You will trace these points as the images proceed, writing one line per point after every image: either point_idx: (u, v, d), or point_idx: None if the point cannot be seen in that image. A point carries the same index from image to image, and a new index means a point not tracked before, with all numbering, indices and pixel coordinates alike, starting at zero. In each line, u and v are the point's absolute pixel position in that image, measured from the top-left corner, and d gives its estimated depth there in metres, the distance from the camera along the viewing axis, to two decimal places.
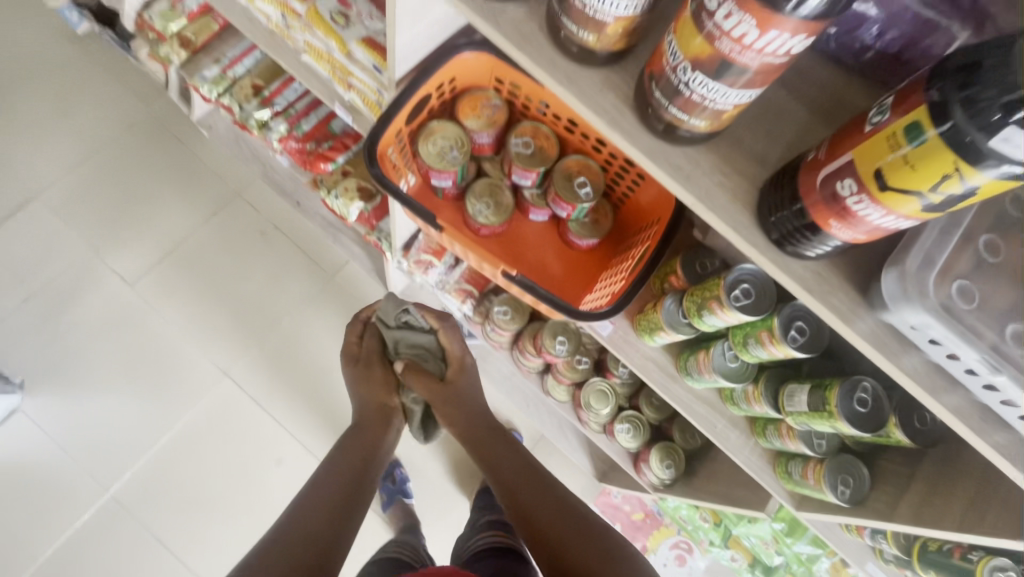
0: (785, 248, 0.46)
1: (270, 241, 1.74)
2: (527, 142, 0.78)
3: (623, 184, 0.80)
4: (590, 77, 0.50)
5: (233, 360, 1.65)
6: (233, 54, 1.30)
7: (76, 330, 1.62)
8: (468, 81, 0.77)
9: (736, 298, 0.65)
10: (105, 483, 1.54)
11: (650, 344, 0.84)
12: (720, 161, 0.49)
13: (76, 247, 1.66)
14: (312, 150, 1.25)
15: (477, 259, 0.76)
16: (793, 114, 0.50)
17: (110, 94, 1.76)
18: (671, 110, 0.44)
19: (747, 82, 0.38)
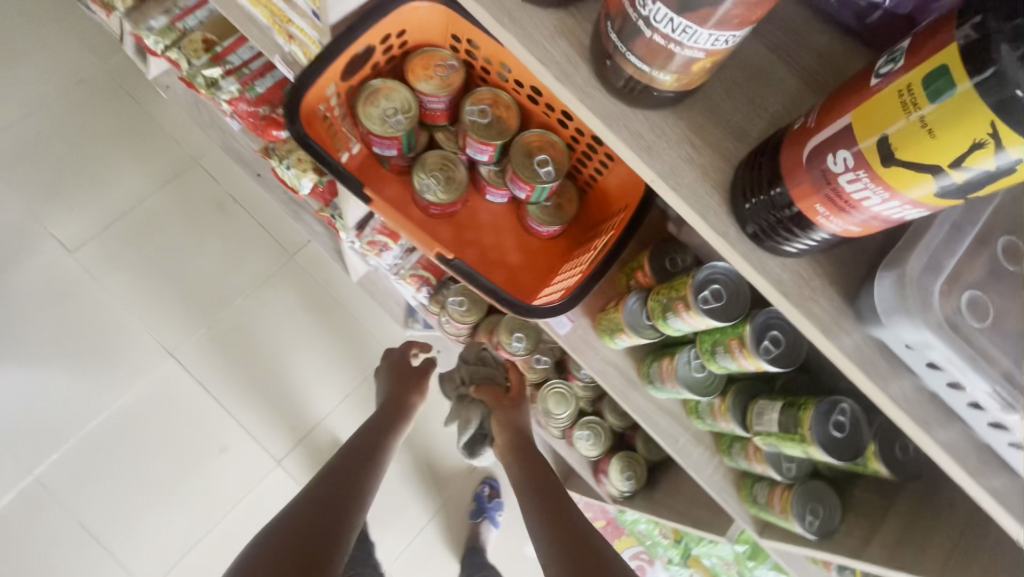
0: (760, 241, 0.38)
1: (228, 215, 1.62)
2: (484, 110, 0.69)
3: (591, 166, 0.71)
4: (539, 19, 0.41)
5: (179, 339, 1.53)
6: (187, 6, 1.19)
7: (7, 297, 1.49)
8: (420, 36, 0.67)
9: (705, 300, 0.57)
10: (30, 464, 1.42)
11: (612, 347, 0.75)
12: (689, 132, 0.40)
13: (12, 207, 1.53)
14: (265, 114, 1.14)
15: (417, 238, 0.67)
16: (782, 82, 0.42)
17: (59, 43, 1.62)
18: (630, 58, 0.35)
19: (722, 18, 0.29)
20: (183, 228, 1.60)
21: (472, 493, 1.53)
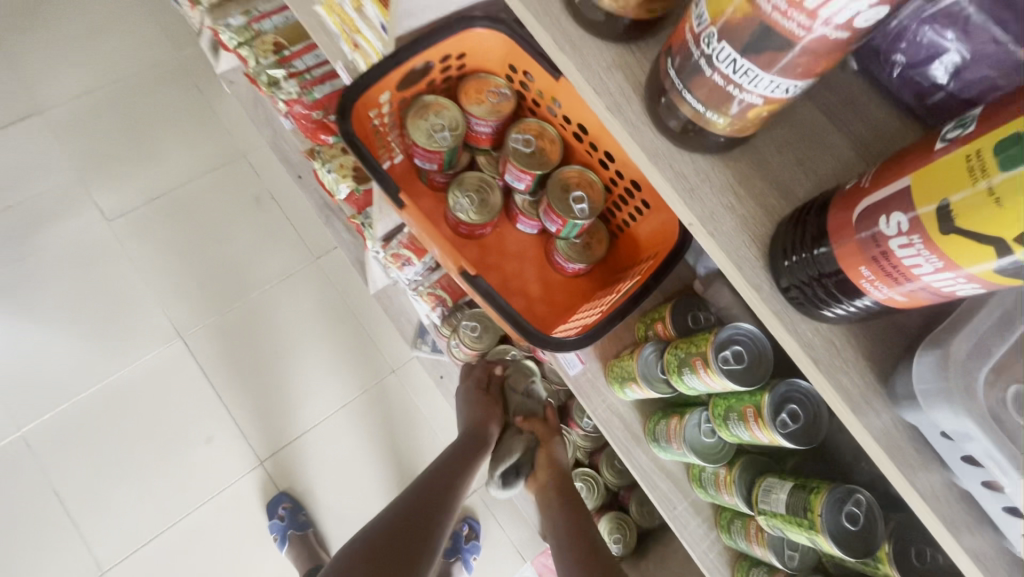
0: (798, 302, 0.36)
1: (263, 211, 1.66)
2: (528, 139, 0.70)
3: (625, 211, 0.71)
4: (599, 52, 0.41)
5: (190, 322, 1.54)
6: (265, 10, 1.26)
7: (40, 253, 1.53)
8: (479, 62, 0.69)
9: (725, 360, 0.55)
10: (21, 421, 1.42)
11: (620, 396, 0.73)
12: (735, 181, 0.40)
13: (65, 170, 1.60)
14: (318, 118, 1.19)
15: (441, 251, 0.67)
16: (835, 148, 0.41)
17: (145, 31, 1.74)
18: (685, 96, 0.36)
19: (787, 66, 0.29)
20: (216, 216, 1.64)
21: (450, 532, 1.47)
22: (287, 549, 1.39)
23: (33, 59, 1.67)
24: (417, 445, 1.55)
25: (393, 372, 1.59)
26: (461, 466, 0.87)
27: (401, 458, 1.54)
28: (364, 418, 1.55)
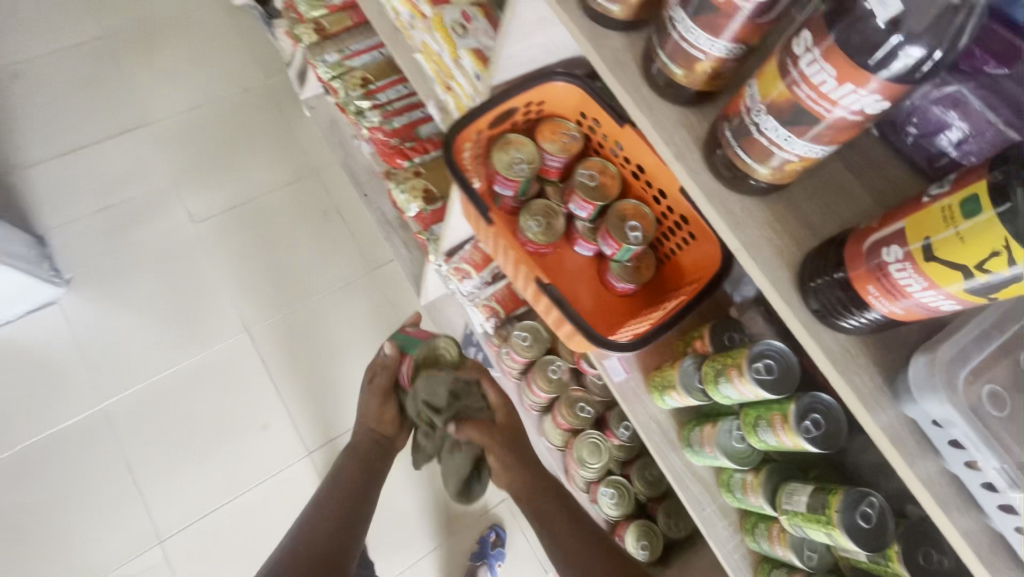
0: (821, 315, 0.46)
1: (329, 224, 1.83)
2: (593, 175, 0.82)
3: (673, 241, 0.81)
4: (669, 111, 0.52)
5: (257, 319, 1.70)
6: (356, 48, 1.44)
7: (133, 246, 1.72)
8: (555, 109, 0.82)
9: (757, 371, 0.63)
10: (103, 394, 1.57)
11: (659, 405, 0.82)
12: (773, 218, 0.50)
13: (162, 176, 1.81)
14: (395, 145, 1.33)
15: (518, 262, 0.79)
16: (856, 198, 0.51)
17: (241, 60, 1.97)
18: (739, 152, 0.46)
19: (816, 135, 0.40)
20: (288, 225, 1.81)
21: (477, 537, 1.53)
22: None
23: (146, 79, 1.90)
24: None
25: None
26: (358, 460, 1.10)
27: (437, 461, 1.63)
28: None
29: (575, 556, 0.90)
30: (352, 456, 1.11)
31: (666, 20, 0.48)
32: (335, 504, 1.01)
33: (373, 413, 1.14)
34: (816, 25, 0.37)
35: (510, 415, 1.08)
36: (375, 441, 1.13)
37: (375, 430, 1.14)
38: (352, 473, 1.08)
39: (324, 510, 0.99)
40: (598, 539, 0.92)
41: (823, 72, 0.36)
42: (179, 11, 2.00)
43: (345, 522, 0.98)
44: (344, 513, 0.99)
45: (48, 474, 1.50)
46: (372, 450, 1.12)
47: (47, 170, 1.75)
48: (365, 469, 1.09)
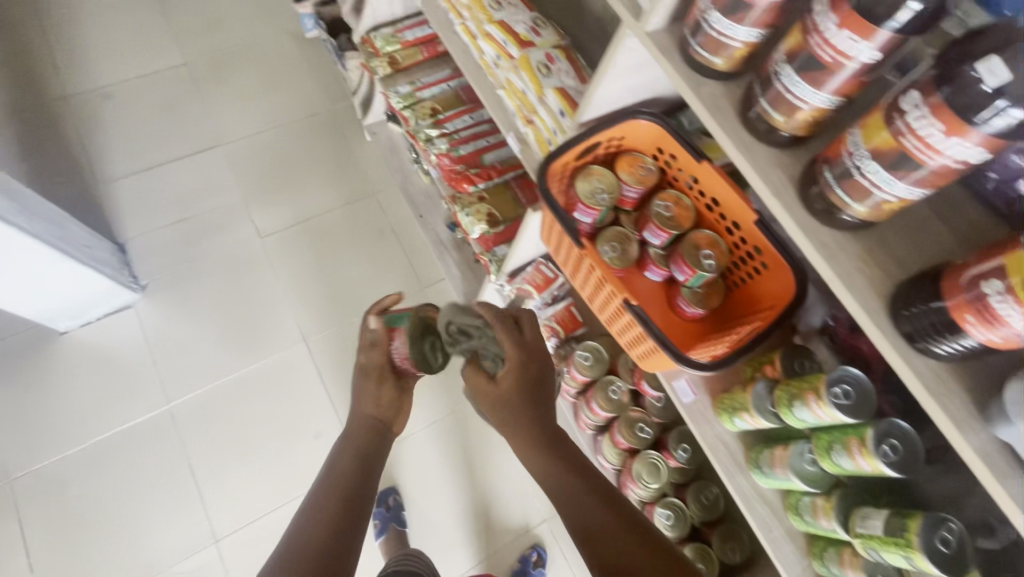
0: (914, 342, 0.50)
1: (385, 242, 1.91)
2: (668, 206, 0.87)
3: (743, 270, 0.86)
4: (765, 152, 0.58)
5: (315, 329, 1.78)
6: (427, 81, 1.55)
7: (204, 257, 1.83)
8: (634, 143, 0.88)
9: (835, 396, 0.66)
10: (170, 396, 1.65)
11: (727, 427, 0.85)
12: (864, 252, 0.54)
13: (233, 193, 1.93)
14: (461, 171, 1.41)
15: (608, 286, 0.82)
16: (940, 236, 0.55)
17: (310, 87, 2.11)
18: (838, 191, 0.51)
19: (918, 179, 0.45)
20: (347, 242, 1.90)
21: (518, 555, 1.57)
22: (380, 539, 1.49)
23: (222, 103, 2.05)
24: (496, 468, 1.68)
25: None
26: (352, 450, 0.88)
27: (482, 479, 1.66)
28: None
29: (589, 522, 0.78)
30: (347, 446, 0.89)
31: (771, 72, 0.53)
32: (327, 508, 0.79)
33: (369, 395, 0.92)
34: (925, 87, 0.42)
35: (523, 369, 0.90)
36: (373, 428, 0.91)
37: (371, 412, 0.92)
38: (346, 468, 0.85)
39: (315, 518, 0.77)
40: (610, 497, 0.81)
41: (931, 126, 0.41)
42: (255, 42, 2.15)
43: (342, 532, 0.76)
44: (337, 518, 0.77)
45: (115, 469, 1.57)
46: (367, 438, 0.90)
47: (130, 184, 1.89)
48: (360, 461, 0.87)
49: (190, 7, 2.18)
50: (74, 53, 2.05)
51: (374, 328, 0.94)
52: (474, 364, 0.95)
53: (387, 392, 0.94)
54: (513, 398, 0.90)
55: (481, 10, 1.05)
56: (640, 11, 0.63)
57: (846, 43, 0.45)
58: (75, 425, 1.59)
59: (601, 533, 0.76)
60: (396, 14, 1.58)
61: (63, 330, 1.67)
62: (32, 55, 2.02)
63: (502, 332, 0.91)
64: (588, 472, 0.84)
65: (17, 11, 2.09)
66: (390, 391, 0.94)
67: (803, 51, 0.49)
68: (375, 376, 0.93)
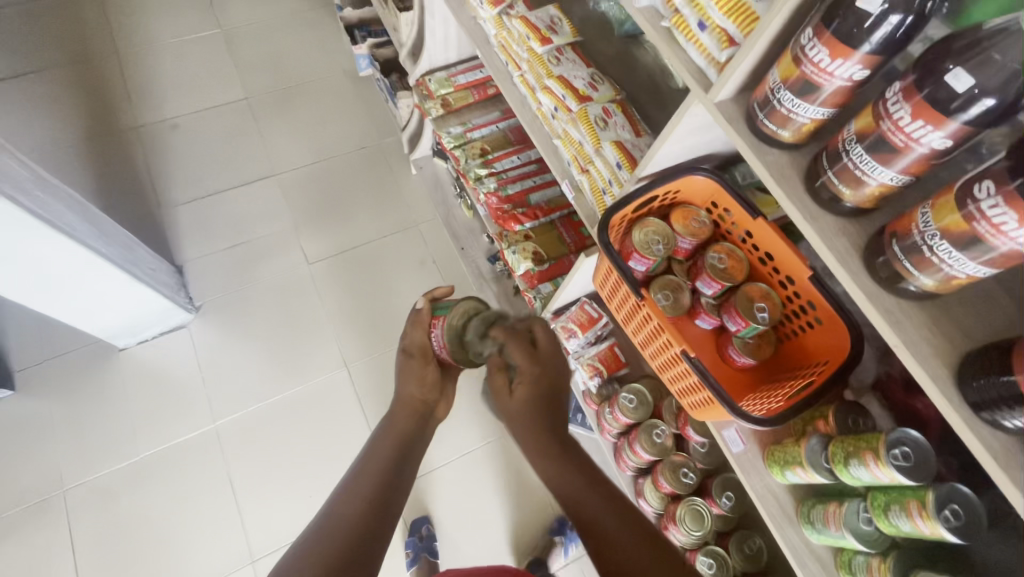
0: (981, 413, 0.52)
1: (427, 272, 1.98)
2: (722, 258, 0.90)
3: (796, 323, 0.88)
4: (829, 221, 0.61)
5: (356, 355, 1.83)
6: (478, 122, 1.63)
7: (255, 281, 1.91)
8: (689, 196, 0.92)
9: (894, 457, 0.67)
10: (216, 414, 1.72)
11: (778, 479, 0.86)
12: (929, 321, 0.56)
13: (285, 220, 2.02)
14: (509, 210, 1.46)
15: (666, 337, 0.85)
16: (1004, 307, 0.57)
17: (360, 121, 2.22)
18: (906, 264, 0.54)
19: (988, 260, 0.47)
20: (389, 271, 1.97)
21: None
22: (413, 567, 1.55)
23: (279, 135, 2.17)
24: (526, 502, 1.70)
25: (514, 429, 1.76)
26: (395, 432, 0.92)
27: (512, 513, 1.68)
28: (494, 462, 1.72)
29: (599, 527, 0.78)
30: (387, 432, 0.92)
31: (839, 148, 0.56)
32: (361, 489, 0.81)
33: (415, 374, 0.96)
34: (998, 178, 0.44)
35: (535, 390, 0.90)
36: (414, 415, 0.94)
37: (416, 396, 0.96)
38: (384, 453, 0.88)
39: (348, 497, 0.80)
40: (625, 509, 0.80)
41: (1004, 215, 0.44)
42: (311, 78, 2.29)
43: (373, 517, 0.78)
44: (368, 502, 0.79)
45: (161, 484, 1.63)
46: (408, 425, 0.93)
47: (190, 210, 2.00)
48: (399, 448, 0.89)
49: (253, 46, 2.34)
50: (146, 87, 2.21)
51: (421, 310, 0.98)
52: (498, 373, 0.91)
53: (432, 373, 0.97)
54: (524, 415, 0.89)
55: (540, 65, 1.10)
56: (708, 83, 0.67)
57: (918, 130, 0.48)
58: (128, 439, 1.67)
59: (608, 541, 0.76)
60: (450, 59, 1.67)
61: (122, 346, 1.76)
62: (109, 89, 2.18)
63: (522, 352, 0.90)
64: (602, 480, 0.84)
65: (98, 49, 2.26)
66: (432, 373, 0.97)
67: (874, 132, 0.52)
68: (420, 357, 0.97)
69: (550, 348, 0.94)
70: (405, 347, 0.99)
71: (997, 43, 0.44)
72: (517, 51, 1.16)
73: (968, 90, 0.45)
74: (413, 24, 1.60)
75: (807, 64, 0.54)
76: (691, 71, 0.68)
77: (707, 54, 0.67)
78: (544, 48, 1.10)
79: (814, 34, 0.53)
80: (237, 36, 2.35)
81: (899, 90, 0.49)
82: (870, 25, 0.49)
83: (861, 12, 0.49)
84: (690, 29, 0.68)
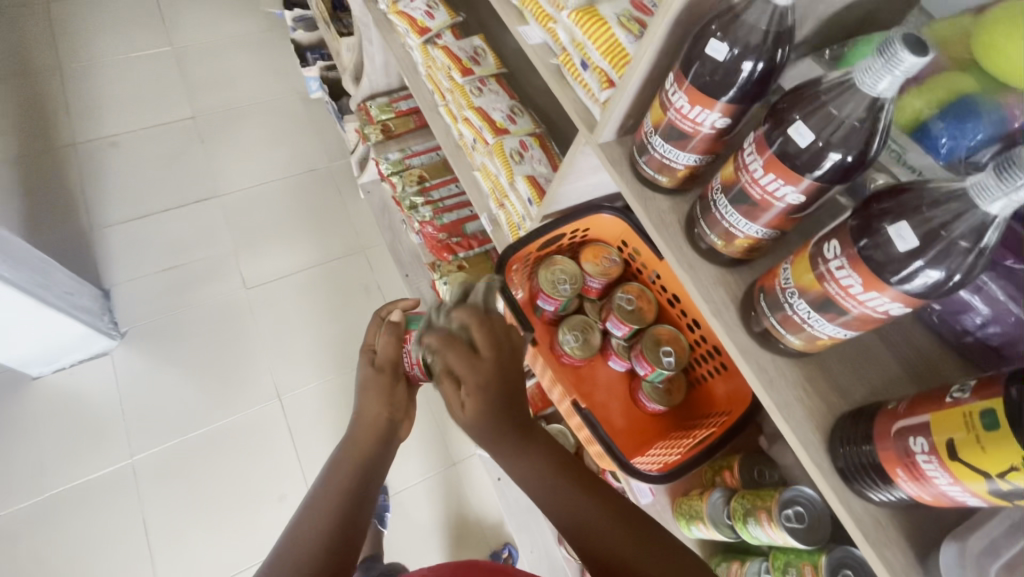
0: (850, 483, 0.48)
1: (371, 298, 1.91)
2: (631, 299, 0.87)
3: (704, 368, 0.85)
4: (708, 270, 0.58)
5: (291, 386, 1.75)
6: (417, 149, 1.60)
7: (187, 306, 1.83)
8: (599, 234, 0.89)
9: (787, 518, 0.63)
10: (134, 449, 1.61)
11: (686, 534, 0.81)
12: (804, 379, 0.53)
13: (224, 243, 1.95)
14: (443, 240, 1.43)
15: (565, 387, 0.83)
16: (885, 365, 0.54)
17: (310, 143, 2.18)
18: (774, 322, 0.51)
19: (844, 322, 0.44)
20: (332, 297, 1.90)
21: None
22: None
23: (224, 156, 2.11)
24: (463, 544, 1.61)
25: (453, 465, 1.68)
26: (357, 450, 0.79)
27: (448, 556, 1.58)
28: (432, 500, 1.64)
29: (577, 512, 0.67)
30: (343, 459, 0.78)
31: (710, 198, 0.54)
32: (317, 522, 0.69)
33: (378, 387, 0.85)
34: (843, 237, 0.41)
35: (491, 393, 0.66)
36: (376, 436, 0.80)
37: (383, 413, 0.82)
38: (342, 483, 0.74)
39: (306, 530, 0.69)
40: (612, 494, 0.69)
41: (850, 277, 0.41)
42: (261, 98, 2.24)
43: (339, 549, 0.67)
44: (331, 534, 0.68)
45: (66, 527, 1.51)
46: (370, 447, 0.79)
47: (124, 231, 1.92)
48: (362, 474, 0.77)
49: (204, 65, 2.29)
50: (87, 103, 2.13)
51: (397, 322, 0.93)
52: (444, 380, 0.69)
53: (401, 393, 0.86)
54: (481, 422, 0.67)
55: (462, 95, 1.08)
56: (593, 122, 0.64)
57: (772, 185, 0.46)
58: (34, 476, 1.55)
59: (588, 527, 0.65)
60: (393, 85, 1.65)
61: (36, 375, 1.65)
62: (47, 104, 2.10)
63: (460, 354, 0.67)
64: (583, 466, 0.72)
65: (39, 64, 2.19)
66: (402, 392, 0.87)
67: (735, 184, 0.50)
68: (389, 372, 0.87)
69: (499, 349, 0.69)
70: (376, 363, 0.88)
71: (836, 97, 0.42)
72: (441, 80, 1.13)
73: (812, 145, 0.42)
74: (353, 49, 1.58)
75: (672, 111, 0.52)
76: (577, 110, 0.66)
77: (591, 93, 0.64)
78: (466, 78, 1.08)
79: (675, 81, 0.50)
80: (188, 54, 2.30)
81: (753, 142, 0.46)
82: (723, 73, 0.47)
83: (713, 59, 0.47)
84: (575, 68, 0.66)
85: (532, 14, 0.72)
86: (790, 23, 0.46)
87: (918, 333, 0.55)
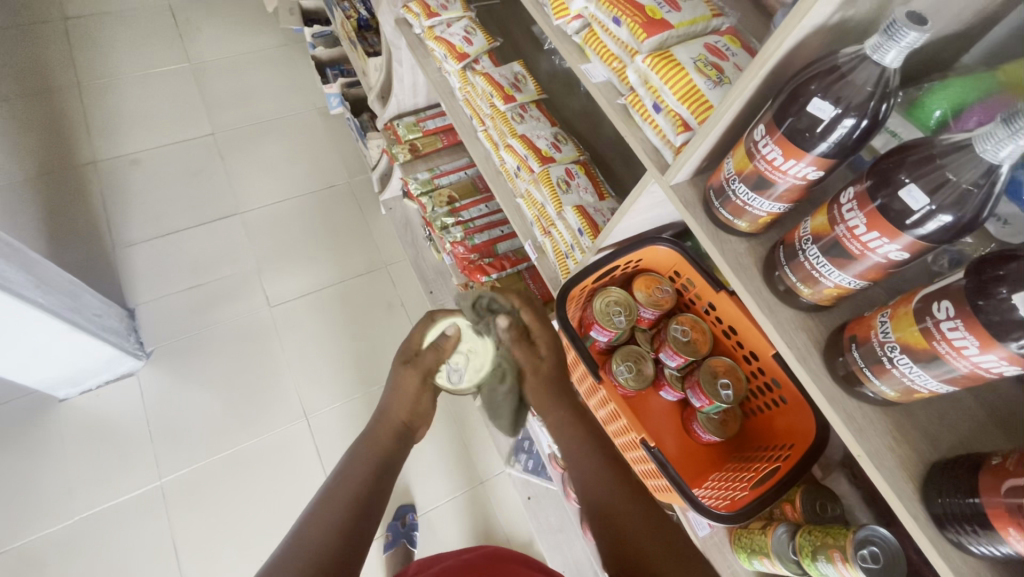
0: (946, 532, 0.48)
1: (394, 316, 1.90)
2: (685, 330, 0.87)
3: (761, 400, 0.85)
4: (788, 314, 0.58)
5: (317, 405, 1.74)
6: (446, 169, 1.61)
7: (212, 327, 1.81)
8: (651, 264, 0.91)
9: (862, 558, 0.62)
10: (163, 471, 1.60)
11: (746, 565, 0.83)
12: (892, 427, 0.53)
13: (248, 260, 1.94)
14: (475, 260, 1.42)
15: (625, 424, 0.83)
16: (970, 411, 0.54)
17: (330, 158, 2.18)
18: (864, 370, 0.51)
19: (950, 378, 0.44)
20: (357, 314, 1.89)
21: None
22: (390, 552, 1.52)
23: (244, 172, 2.11)
24: None
25: (482, 483, 1.68)
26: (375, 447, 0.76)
27: None
28: (459, 519, 1.63)
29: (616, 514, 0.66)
30: (367, 447, 0.76)
31: (796, 246, 0.54)
32: (342, 495, 0.66)
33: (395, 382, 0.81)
34: (957, 298, 0.42)
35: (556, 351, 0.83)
36: (394, 431, 0.79)
37: (402, 417, 0.80)
38: (360, 476, 0.70)
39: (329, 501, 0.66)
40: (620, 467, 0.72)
41: (965, 339, 0.41)
42: (280, 114, 2.25)
43: (351, 529, 0.63)
44: (351, 507, 0.65)
45: (96, 552, 1.50)
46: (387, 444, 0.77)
47: (147, 250, 1.91)
48: (382, 462, 0.74)
49: (223, 81, 2.29)
50: (109, 122, 2.13)
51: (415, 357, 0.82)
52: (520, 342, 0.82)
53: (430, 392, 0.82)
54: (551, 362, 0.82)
55: (504, 122, 1.09)
56: (664, 164, 0.65)
57: (874, 242, 0.46)
58: (63, 500, 1.54)
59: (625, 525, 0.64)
60: (419, 104, 1.66)
61: (63, 397, 1.65)
62: (67, 123, 2.10)
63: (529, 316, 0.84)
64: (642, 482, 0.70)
65: (59, 82, 2.19)
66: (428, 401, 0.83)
67: (829, 235, 0.50)
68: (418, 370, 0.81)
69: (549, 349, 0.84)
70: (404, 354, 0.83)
71: (952, 161, 0.42)
72: (482, 106, 1.14)
73: (925, 207, 0.43)
74: (381, 69, 1.58)
75: (760, 160, 0.52)
76: (647, 151, 0.66)
77: (663, 136, 0.65)
78: (508, 105, 1.08)
79: (767, 132, 0.51)
80: (207, 70, 2.31)
81: (853, 196, 0.47)
82: (822, 130, 0.47)
83: (813, 116, 0.47)
84: (646, 110, 0.66)
85: (596, 52, 0.74)
86: (893, 83, 0.47)
87: (1005, 379, 0.55)
